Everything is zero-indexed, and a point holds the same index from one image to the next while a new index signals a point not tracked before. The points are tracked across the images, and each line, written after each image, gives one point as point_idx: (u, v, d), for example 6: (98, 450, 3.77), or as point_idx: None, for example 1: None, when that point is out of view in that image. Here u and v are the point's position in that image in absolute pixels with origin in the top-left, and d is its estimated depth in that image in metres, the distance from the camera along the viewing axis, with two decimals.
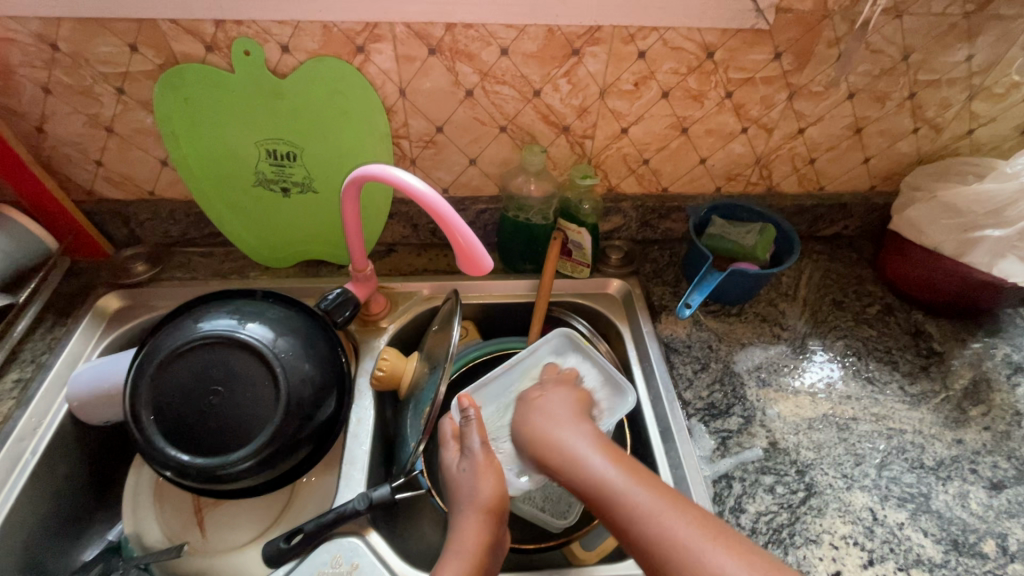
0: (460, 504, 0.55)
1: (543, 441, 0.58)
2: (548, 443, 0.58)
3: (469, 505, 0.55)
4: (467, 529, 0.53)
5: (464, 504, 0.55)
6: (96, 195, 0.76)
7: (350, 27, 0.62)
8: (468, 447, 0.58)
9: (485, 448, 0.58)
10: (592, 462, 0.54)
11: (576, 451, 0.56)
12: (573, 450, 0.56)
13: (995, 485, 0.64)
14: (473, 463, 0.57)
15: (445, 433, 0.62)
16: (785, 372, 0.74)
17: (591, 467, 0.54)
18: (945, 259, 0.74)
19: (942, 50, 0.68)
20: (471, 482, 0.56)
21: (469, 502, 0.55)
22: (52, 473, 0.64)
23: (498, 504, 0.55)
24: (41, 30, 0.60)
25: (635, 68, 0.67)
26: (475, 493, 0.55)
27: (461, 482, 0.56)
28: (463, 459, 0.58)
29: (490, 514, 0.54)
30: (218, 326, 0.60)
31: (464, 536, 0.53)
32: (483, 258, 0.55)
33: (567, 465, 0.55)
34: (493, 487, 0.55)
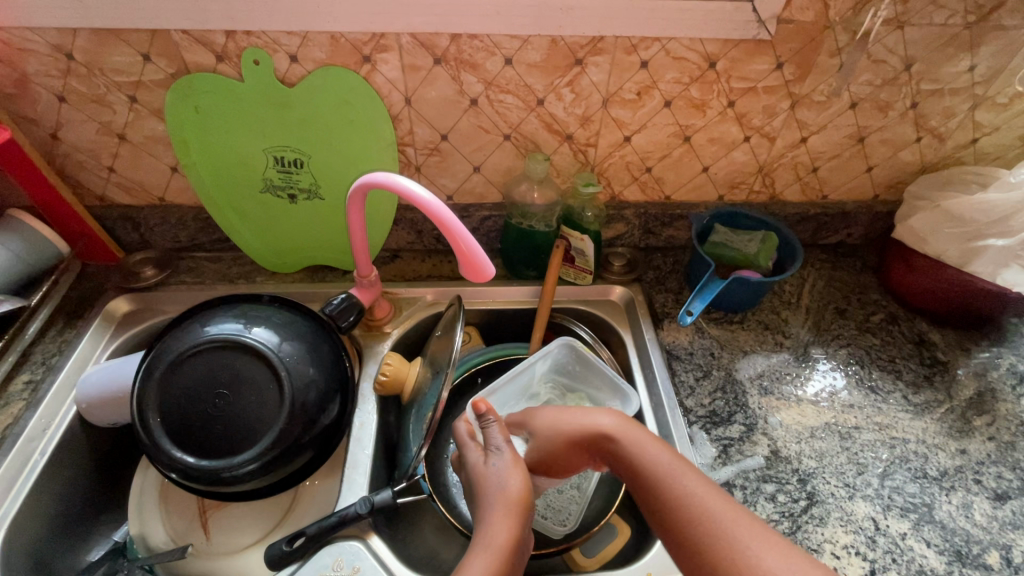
0: (489, 497, 0.54)
1: (586, 419, 0.58)
2: (593, 419, 0.57)
3: (499, 499, 0.53)
4: (500, 526, 0.51)
5: (493, 499, 0.53)
6: (108, 201, 0.78)
7: (357, 37, 0.63)
8: (494, 445, 0.57)
9: (512, 446, 0.58)
10: (649, 445, 0.54)
11: (630, 431, 0.55)
12: (623, 431, 0.55)
13: (999, 496, 0.63)
14: (505, 458, 0.56)
15: (461, 434, 0.62)
16: (788, 380, 0.74)
17: (644, 447, 0.53)
18: (949, 268, 0.74)
19: (944, 60, 0.68)
20: (500, 474, 0.55)
21: (498, 494, 0.53)
22: (60, 473, 0.65)
23: (528, 500, 0.54)
24: (57, 40, 0.62)
25: (638, 78, 0.68)
26: (506, 487, 0.54)
27: (490, 476, 0.55)
28: (492, 456, 0.57)
29: (519, 510, 0.53)
30: (225, 330, 0.61)
31: (491, 531, 0.51)
32: (486, 265, 0.55)
33: (620, 441, 0.55)
34: (524, 482, 0.55)
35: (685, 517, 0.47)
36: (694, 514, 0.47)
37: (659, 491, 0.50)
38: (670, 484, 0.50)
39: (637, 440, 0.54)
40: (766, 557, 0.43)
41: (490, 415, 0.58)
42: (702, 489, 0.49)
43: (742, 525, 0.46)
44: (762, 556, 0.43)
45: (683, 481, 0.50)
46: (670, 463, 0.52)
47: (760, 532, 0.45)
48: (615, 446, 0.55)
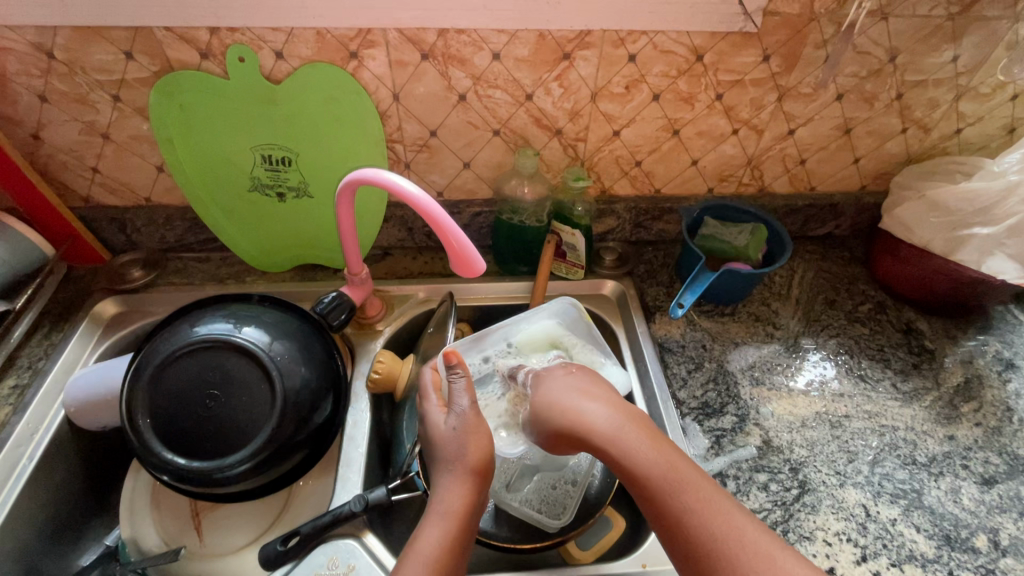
0: (444, 463, 0.54)
1: (581, 415, 0.56)
2: (593, 419, 0.55)
3: (456, 465, 0.54)
4: (454, 492, 0.52)
5: (448, 463, 0.54)
6: (93, 202, 0.77)
7: (344, 33, 0.62)
8: (456, 405, 0.57)
9: (473, 408, 0.57)
10: (646, 451, 0.52)
11: (625, 436, 0.53)
12: (619, 432, 0.54)
13: (987, 481, 0.64)
14: (462, 421, 0.55)
15: (426, 385, 0.60)
16: (779, 371, 0.74)
17: (642, 454, 0.51)
18: (935, 257, 0.75)
19: (928, 51, 0.69)
20: (458, 440, 0.54)
21: (455, 461, 0.54)
22: (49, 478, 0.64)
23: (486, 466, 0.54)
24: (37, 39, 0.61)
25: (626, 71, 0.68)
26: (462, 454, 0.54)
27: (446, 439, 0.55)
28: (450, 415, 0.56)
29: (475, 478, 0.53)
30: (214, 330, 0.60)
31: (446, 495, 0.52)
32: (476, 260, 0.55)
33: (615, 449, 0.53)
34: (482, 449, 0.54)
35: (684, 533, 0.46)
36: (694, 531, 0.46)
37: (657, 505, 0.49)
38: (670, 497, 0.48)
39: (635, 445, 0.52)
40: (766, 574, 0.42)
41: (458, 369, 0.57)
42: (702, 498, 0.47)
43: (748, 533, 0.45)
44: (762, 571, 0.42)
45: (683, 489, 0.48)
46: (669, 471, 0.50)
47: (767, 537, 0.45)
48: (612, 453, 0.53)
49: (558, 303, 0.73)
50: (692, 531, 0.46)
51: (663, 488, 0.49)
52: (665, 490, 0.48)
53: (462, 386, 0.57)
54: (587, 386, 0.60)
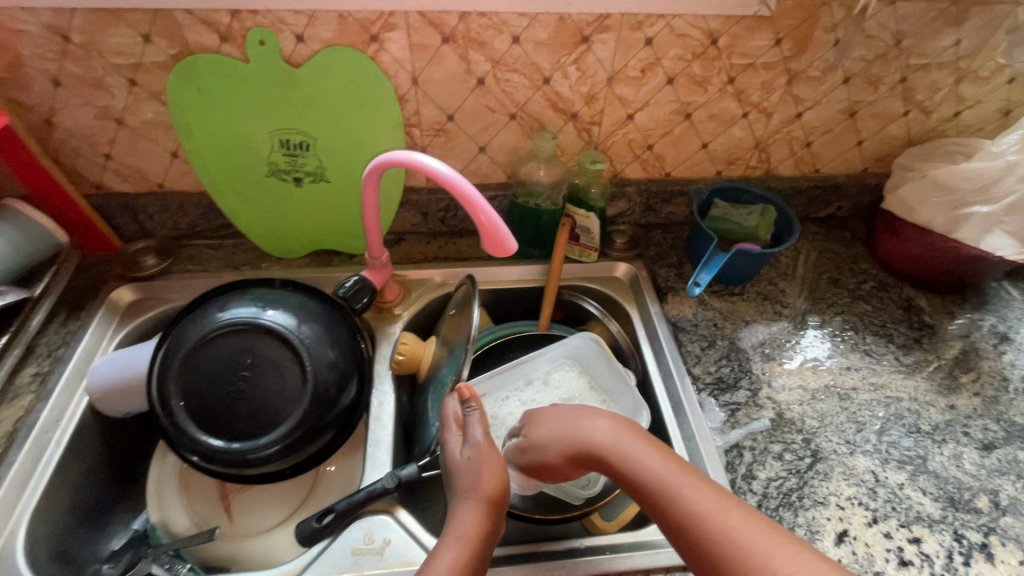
0: (462, 490, 0.55)
1: (582, 430, 0.57)
2: (593, 429, 0.56)
3: (472, 492, 0.54)
4: (467, 516, 0.53)
5: (465, 491, 0.54)
6: (105, 188, 0.76)
7: (365, 15, 0.63)
8: (469, 437, 0.57)
9: (488, 439, 0.57)
10: (647, 457, 0.53)
11: (624, 444, 0.54)
12: (619, 440, 0.55)
13: (986, 446, 0.68)
14: (478, 451, 0.56)
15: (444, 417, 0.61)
16: (787, 347, 0.77)
17: (642, 459, 0.52)
18: (936, 235, 0.78)
19: (932, 35, 0.71)
20: (473, 470, 0.55)
21: (471, 489, 0.54)
22: (75, 466, 0.64)
23: (501, 495, 0.55)
24: (52, 21, 0.60)
25: (642, 55, 0.69)
26: (478, 482, 0.54)
27: (464, 468, 0.56)
28: (465, 447, 0.57)
29: (492, 506, 0.54)
30: (241, 314, 0.61)
31: (461, 521, 0.53)
32: (508, 240, 0.55)
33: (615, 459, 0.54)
34: (497, 477, 0.55)
35: (692, 533, 0.46)
36: (700, 531, 0.46)
37: (661, 508, 0.49)
38: (671, 500, 0.49)
39: (636, 454, 0.53)
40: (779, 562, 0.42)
41: (472, 403, 0.58)
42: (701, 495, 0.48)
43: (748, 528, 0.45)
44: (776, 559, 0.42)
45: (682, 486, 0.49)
46: (670, 473, 0.51)
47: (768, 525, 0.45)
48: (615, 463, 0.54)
49: (578, 338, 0.75)
50: (699, 533, 0.46)
51: (662, 491, 0.50)
52: (666, 494, 0.49)
53: (474, 419, 0.57)
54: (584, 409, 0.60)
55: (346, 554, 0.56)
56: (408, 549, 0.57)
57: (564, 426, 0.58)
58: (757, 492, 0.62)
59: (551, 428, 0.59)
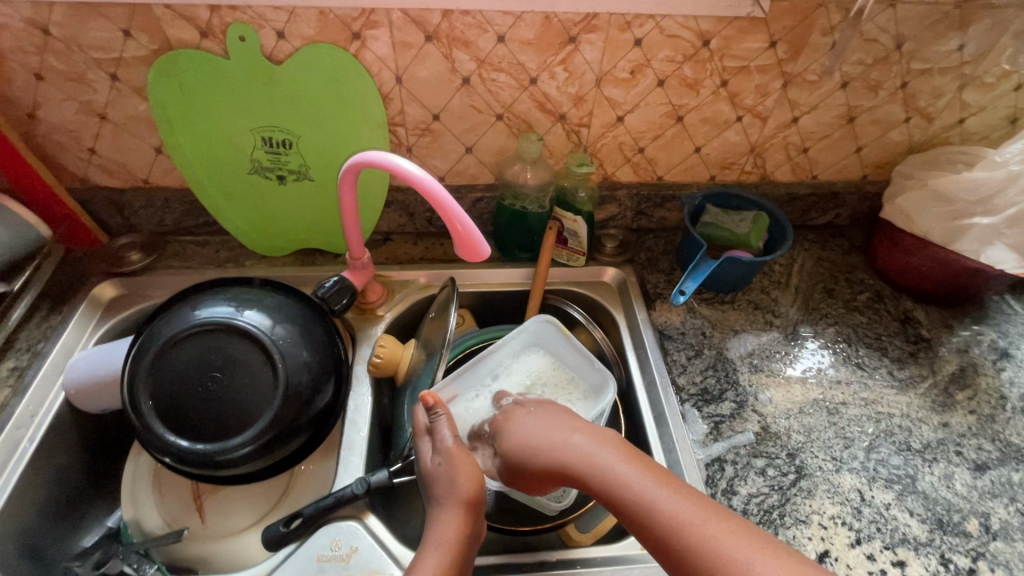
0: (437, 496, 0.53)
1: (550, 443, 0.54)
2: (561, 443, 0.53)
3: (448, 497, 0.52)
4: (447, 521, 0.51)
5: (441, 497, 0.53)
6: (90, 183, 0.76)
7: (346, 12, 0.62)
8: (439, 442, 0.55)
9: (457, 441, 0.55)
10: (623, 469, 0.49)
11: (593, 454, 0.51)
12: (594, 454, 0.51)
13: (979, 467, 0.65)
14: (447, 455, 0.54)
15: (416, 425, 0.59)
16: (777, 358, 0.75)
17: (612, 470, 0.49)
18: (935, 246, 0.75)
19: (934, 39, 0.69)
20: (447, 475, 0.53)
21: (448, 494, 0.52)
22: (49, 462, 0.64)
23: (478, 498, 0.53)
24: (32, 14, 0.60)
25: (631, 56, 0.67)
26: (454, 486, 0.53)
27: (438, 474, 0.54)
28: (435, 452, 0.55)
29: (471, 509, 0.52)
30: (216, 313, 0.60)
31: (441, 526, 0.51)
32: (481, 245, 0.54)
33: (585, 472, 0.50)
34: (474, 480, 0.53)
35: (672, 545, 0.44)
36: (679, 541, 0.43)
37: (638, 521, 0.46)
38: (645, 513, 0.46)
39: (606, 464, 0.50)
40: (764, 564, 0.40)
41: (438, 409, 0.56)
42: (687, 510, 0.45)
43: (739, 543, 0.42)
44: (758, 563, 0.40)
45: (665, 501, 0.46)
46: (641, 482, 0.48)
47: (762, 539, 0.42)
48: (586, 478, 0.50)
49: (533, 323, 0.71)
50: (679, 545, 0.43)
51: (636, 504, 0.47)
52: (642, 506, 0.46)
53: (445, 421, 0.56)
54: (551, 419, 0.57)
55: (311, 561, 0.55)
56: (375, 557, 0.56)
57: (531, 437, 0.55)
58: (737, 508, 0.60)
59: (523, 438, 0.55)
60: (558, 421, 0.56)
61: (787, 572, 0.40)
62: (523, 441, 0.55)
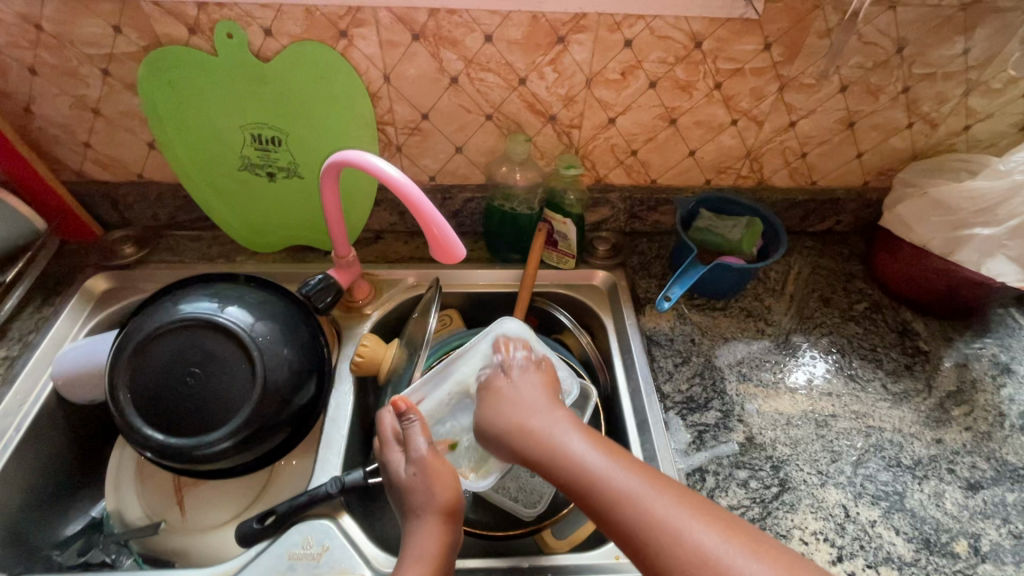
0: (414, 507, 0.52)
1: (505, 420, 0.54)
2: (514, 419, 0.53)
3: (425, 507, 0.51)
4: (426, 533, 0.50)
5: (418, 508, 0.51)
6: (85, 176, 0.77)
7: (333, 10, 0.61)
8: (412, 450, 0.54)
9: (431, 448, 0.55)
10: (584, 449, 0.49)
11: (543, 431, 0.51)
12: (556, 432, 0.51)
13: (972, 486, 0.63)
14: (422, 465, 0.53)
15: (383, 434, 0.58)
16: (766, 367, 0.73)
17: (559, 445, 0.50)
18: (934, 256, 0.73)
19: (937, 43, 0.67)
20: (423, 486, 0.52)
21: (424, 504, 0.52)
22: (36, 450, 0.65)
23: (456, 505, 0.52)
24: (25, 9, 0.60)
25: (622, 57, 0.66)
26: (431, 497, 0.52)
27: (413, 485, 0.53)
28: (409, 462, 0.54)
29: (449, 518, 0.51)
30: (197, 309, 0.60)
31: (420, 540, 0.50)
32: (456, 247, 0.54)
33: (534, 447, 0.51)
34: (450, 488, 0.53)
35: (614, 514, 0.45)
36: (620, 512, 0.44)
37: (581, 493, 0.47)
38: (588, 486, 0.46)
39: (554, 439, 0.50)
40: (699, 534, 0.42)
41: (411, 414, 0.55)
42: (645, 490, 0.45)
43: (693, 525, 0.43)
44: (694, 531, 0.42)
45: (616, 477, 0.46)
46: (585, 455, 0.48)
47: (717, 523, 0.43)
48: (535, 454, 0.50)
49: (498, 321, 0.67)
50: (620, 514, 0.44)
51: (579, 477, 0.47)
52: (586, 479, 0.47)
53: (418, 426, 0.55)
54: (512, 393, 0.57)
55: (282, 558, 0.55)
56: (346, 557, 0.56)
57: (495, 413, 0.55)
58: None
59: (492, 415, 0.55)
60: (526, 396, 0.56)
61: (719, 539, 0.42)
62: (489, 417, 0.55)
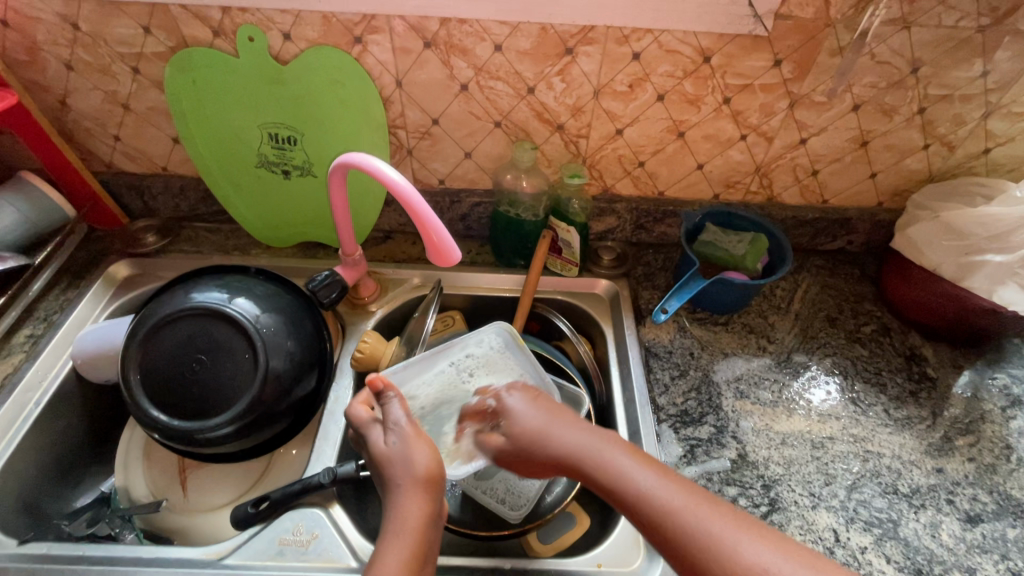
0: (395, 477, 0.50)
1: (547, 435, 0.52)
2: (560, 434, 0.52)
3: (406, 478, 0.50)
4: (409, 505, 0.49)
5: (398, 478, 0.50)
6: (114, 168, 0.81)
7: (349, 17, 0.64)
8: (393, 422, 0.54)
9: (411, 420, 0.55)
10: (617, 458, 0.49)
11: (594, 447, 0.50)
12: (608, 452, 0.49)
13: (971, 518, 0.62)
14: (403, 434, 0.53)
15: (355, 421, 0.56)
16: (765, 385, 0.73)
17: (613, 461, 0.49)
18: (945, 281, 0.72)
19: (954, 64, 0.66)
20: (403, 454, 0.51)
21: (405, 473, 0.50)
22: (53, 425, 0.69)
23: (437, 474, 0.51)
24: (64, 10, 0.64)
25: (630, 70, 0.67)
26: (411, 464, 0.51)
27: (393, 456, 0.52)
28: (390, 433, 0.53)
29: (430, 485, 0.50)
30: (207, 298, 0.63)
31: (403, 513, 0.49)
32: (452, 251, 0.57)
33: (584, 464, 0.49)
34: (430, 455, 0.52)
35: (670, 532, 0.44)
36: (677, 529, 0.44)
37: (637, 511, 0.46)
38: (642, 503, 0.45)
39: (606, 456, 0.49)
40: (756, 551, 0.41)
41: (389, 392, 0.56)
42: (690, 501, 0.45)
43: (748, 544, 0.42)
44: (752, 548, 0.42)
45: (668, 495, 0.45)
46: (637, 472, 0.47)
47: (767, 536, 0.43)
48: (587, 470, 0.49)
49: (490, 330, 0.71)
50: (675, 532, 0.43)
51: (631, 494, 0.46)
52: (639, 498, 0.46)
53: (398, 401, 0.56)
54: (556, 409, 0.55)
55: (272, 543, 0.57)
56: (333, 547, 0.57)
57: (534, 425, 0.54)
58: None
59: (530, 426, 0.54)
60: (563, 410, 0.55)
61: (775, 556, 0.41)
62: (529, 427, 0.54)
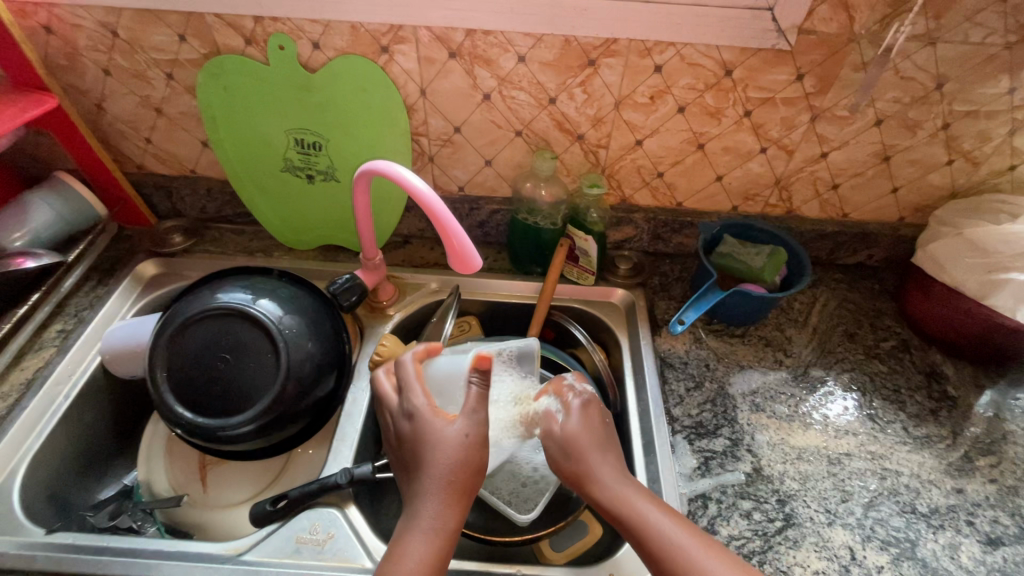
0: (437, 474, 0.49)
1: (592, 476, 0.52)
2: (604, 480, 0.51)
3: (447, 480, 0.49)
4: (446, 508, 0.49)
5: (441, 476, 0.49)
6: (145, 169, 0.84)
7: (376, 27, 0.65)
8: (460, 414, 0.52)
9: (476, 416, 0.52)
10: (657, 517, 0.49)
11: (634, 501, 0.50)
12: (647, 510, 0.49)
13: (992, 541, 0.61)
14: (467, 429, 0.51)
15: (408, 375, 0.56)
16: (782, 399, 0.72)
17: (651, 521, 0.48)
18: (967, 299, 0.71)
19: (980, 81, 0.65)
20: (453, 453, 0.50)
21: (448, 475, 0.50)
22: (81, 418, 0.71)
23: (475, 480, 0.51)
24: (104, 17, 0.67)
25: (651, 82, 0.68)
26: (455, 465, 0.50)
27: (439, 450, 0.50)
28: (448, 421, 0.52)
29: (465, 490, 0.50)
30: (233, 298, 0.64)
31: (438, 514, 0.49)
32: (473, 257, 0.58)
33: (624, 516, 0.49)
34: (477, 459, 0.51)
35: None
36: None
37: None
38: (679, 570, 0.46)
39: (647, 513, 0.49)
40: None
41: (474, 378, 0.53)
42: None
43: None
44: None
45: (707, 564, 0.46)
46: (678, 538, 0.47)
47: None
48: (625, 523, 0.49)
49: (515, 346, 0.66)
50: None
51: (670, 557, 0.46)
52: (676, 564, 0.46)
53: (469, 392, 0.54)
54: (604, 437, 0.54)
55: (289, 541, 0.58)
56: (349, 547, 0.58)
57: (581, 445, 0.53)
58: None
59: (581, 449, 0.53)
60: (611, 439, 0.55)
61: None
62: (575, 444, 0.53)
